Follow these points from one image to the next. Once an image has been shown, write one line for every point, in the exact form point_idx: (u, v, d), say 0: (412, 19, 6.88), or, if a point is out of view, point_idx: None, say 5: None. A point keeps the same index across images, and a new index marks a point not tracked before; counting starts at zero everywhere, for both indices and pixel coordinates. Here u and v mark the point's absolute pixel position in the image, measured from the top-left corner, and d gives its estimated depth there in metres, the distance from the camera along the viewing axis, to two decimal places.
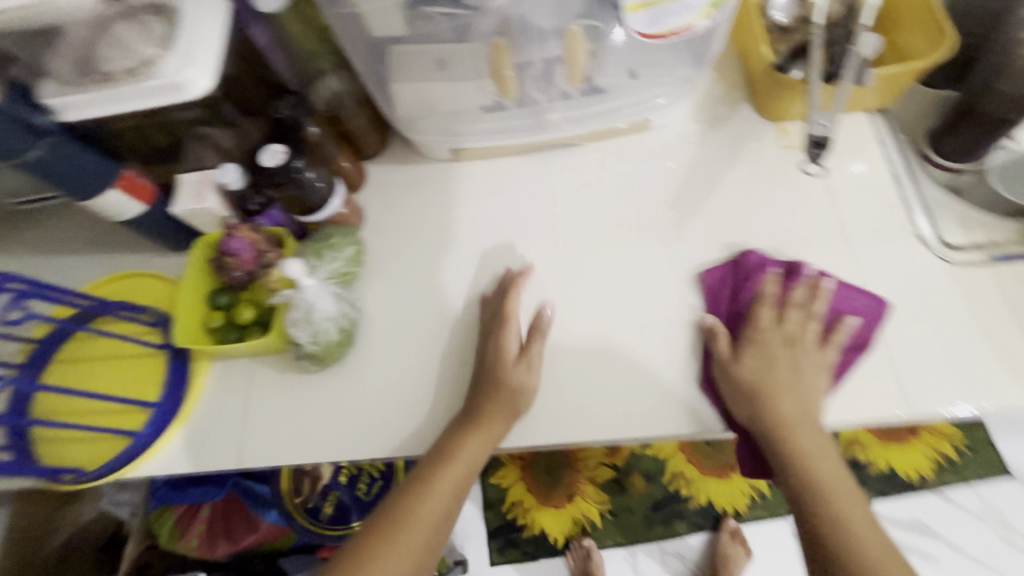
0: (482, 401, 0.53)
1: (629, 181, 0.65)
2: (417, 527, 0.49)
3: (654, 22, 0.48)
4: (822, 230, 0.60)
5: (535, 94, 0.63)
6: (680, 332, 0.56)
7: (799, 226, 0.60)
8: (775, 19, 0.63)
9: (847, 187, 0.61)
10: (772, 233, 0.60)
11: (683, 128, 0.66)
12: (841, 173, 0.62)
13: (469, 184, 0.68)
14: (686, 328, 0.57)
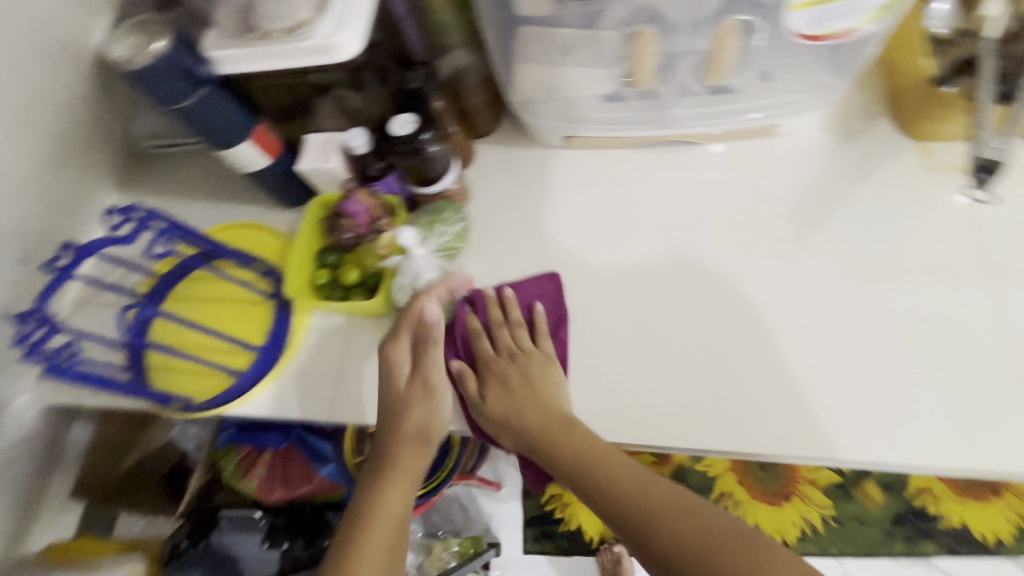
0: (383, 439, 0.54)
1: (744, 187, 0.62)
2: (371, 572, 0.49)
3: (818, 23, 0.46)
4: (954, 263, 0.56)
5: (660, 88, 0.61)
6: (785, 350, 0.55)
7: (928, 256, 0.56)
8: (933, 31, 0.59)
9: (991, 221, 0.57)
10: (897, 260, 0.56)
11: (811, 138, 0.62)
12: (985, 205, 0.57)
13: (575, 173, 0.67)
14: (793, 347, 0.55)
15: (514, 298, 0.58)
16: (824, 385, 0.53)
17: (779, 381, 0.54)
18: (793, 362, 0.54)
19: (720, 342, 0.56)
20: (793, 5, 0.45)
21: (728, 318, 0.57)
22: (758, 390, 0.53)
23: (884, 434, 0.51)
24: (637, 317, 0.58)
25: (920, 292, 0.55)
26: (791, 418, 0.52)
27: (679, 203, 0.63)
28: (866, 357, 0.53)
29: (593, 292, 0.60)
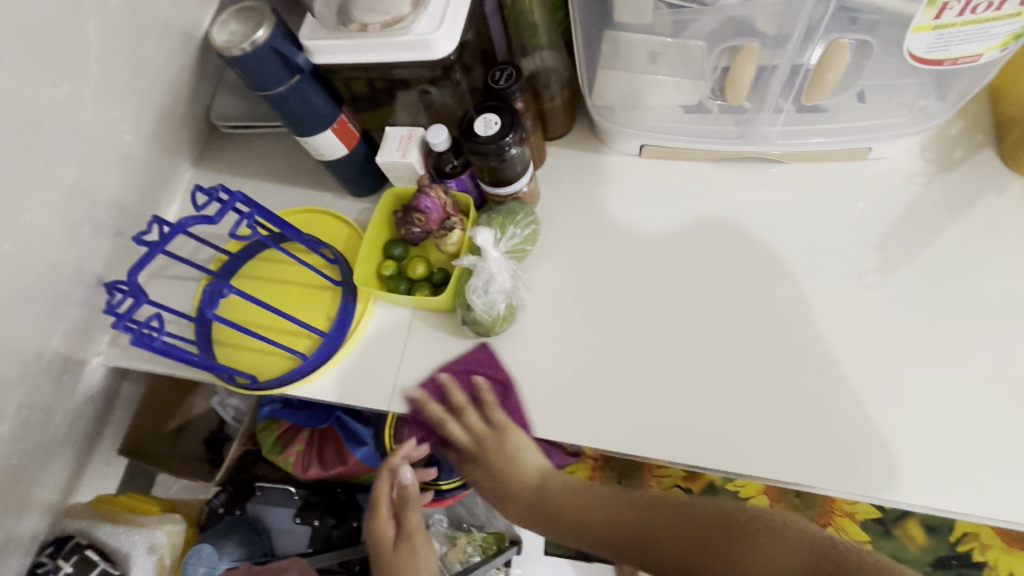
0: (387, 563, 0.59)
1: (826, 211, 0.60)
2: None
3: (937, 46, 0.44)
4: None
5: (749, 102, 0.59)
6: (859, 384, 0.53)
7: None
8: None
9: None
10: (989, 301, 0.53)
11: (903, 165, 0.60)
12: None
13: (647, 182, 0.66)
14: (869, 382, 0.53)
15: (450, 382, 0.59)
16: (899, 427, 0.51)
17: (850, 416, 0.52)
18: (868, 398, 0.52)
19: (789, 370, 0.54)
20: (917, 27, 0.43)
21: (802, 346, 0.55)
22: (826, 424, 0.52)
23: (949, 479, 0.49)
24: (702, 337, 0.57)
25: (1009, 338, 0.52)
26: (857, 454, 0.51)
27: (755, 222, 0.61)
28: (946, 399, 0.51)
29: (659, 308, 0.59)
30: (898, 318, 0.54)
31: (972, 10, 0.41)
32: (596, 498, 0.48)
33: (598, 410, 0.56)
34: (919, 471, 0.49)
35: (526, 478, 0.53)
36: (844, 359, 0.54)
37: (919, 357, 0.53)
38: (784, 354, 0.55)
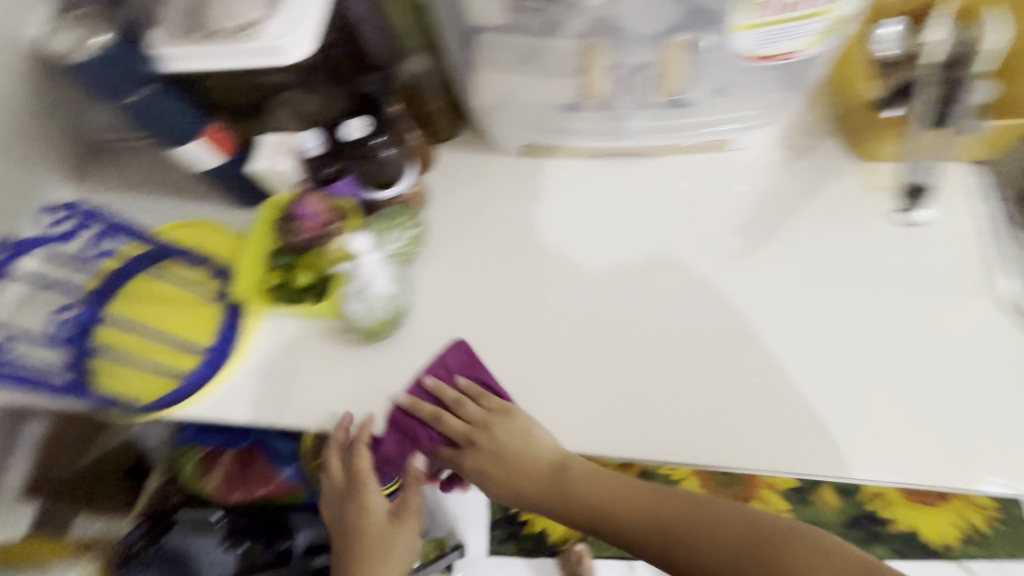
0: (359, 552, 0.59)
1: (698, 200, 0.63)
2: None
3: (764, 44, 0.47)
4: (890, 279, 0.57)
5: (618, 100, 0.61)
6: (729, 359, 0.56)
7: (868, 273, 0.58)
8: (884, 53, 0.60)
9: (928, 237, 0.58)
10: (838, 275, 0.58)
11: (765, 153, 0.64)
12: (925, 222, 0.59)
13: (535, 181, 0.68)
14: (735, 358, 0.56)
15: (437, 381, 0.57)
16: (764, 399, 0.54)
17: (721, 393, 0.55)
18: (735, 374, 0.55)
19: (667, 354, 0.57)
20: (743, 25, 0.46)
21: (676, 328, 0.58)
22: (700, 401, 0.55)
23: (805, 444, 0.52)
24: (586, 327, 0.59)
25: (858, 309, 0.56)
26: (725, 426, 0.54)
27: (635, 214, 0.64)
28: (801, 370, 0.55)
29: (546, 301, 0.61)
30: (764, 296, 0.58)
31: (788, 10, 0.44)
32: (627, 487, 0.51)
33: (487, 408, 0.57)
34: (779, 438, 0.53)
35: (543, 457, 0.53)
36: (715, 339, 0.57)
37: (781, 332, 0.56)
38: (659, 338, 0.58)
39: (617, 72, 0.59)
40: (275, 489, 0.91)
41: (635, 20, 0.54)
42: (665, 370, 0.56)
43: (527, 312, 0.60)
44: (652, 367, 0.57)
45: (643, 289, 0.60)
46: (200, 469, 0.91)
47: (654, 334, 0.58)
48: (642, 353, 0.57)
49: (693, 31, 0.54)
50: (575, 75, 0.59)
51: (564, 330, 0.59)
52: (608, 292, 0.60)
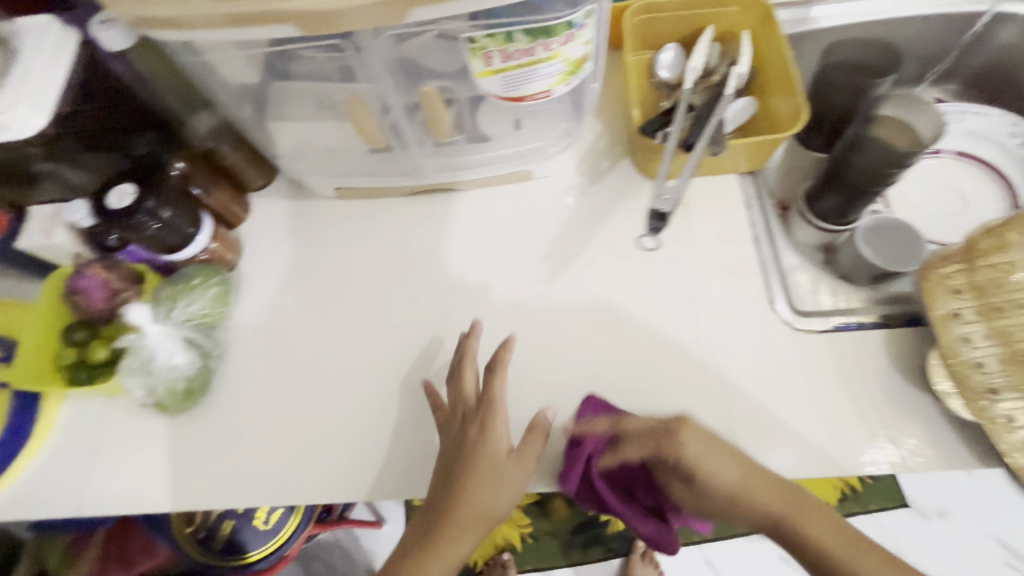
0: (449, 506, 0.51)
1: (507, 230, 0.66)
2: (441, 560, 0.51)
3: (508, 87, 0.49)
4: (678, 287, 0.61)
5: (405, 139, 0.60)
6: (531, 380, 0.58)
7: (659, 283, 0.61)
8: (661, 76, 0.68)
9: (712, 242, 0.62)
10: (633, 289, 0.61)
11: (566, 179, 0.67)
12: (707, 229, 0.63)
13: (352, 223, 0.68)
14: (541, 381, 0.58)
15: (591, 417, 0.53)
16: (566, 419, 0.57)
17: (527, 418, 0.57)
18: (539, 396, 0.58)
19: (478, 386, 0.58)
20: (484, 71, 0.47)
21: (487, 358, 0.60)
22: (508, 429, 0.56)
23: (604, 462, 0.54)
24: (405, 368, 0.60)
25: (649, 321, 0.59)
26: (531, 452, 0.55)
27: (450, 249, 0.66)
28: (600, 387, 0.57)
29: (364, 346, 0.62)
30: (570, 317, 0.61)
31: (520, 56, 0.46)
32: (716, 468, 0.49)
33: (304, 464, 0.57)
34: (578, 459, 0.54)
35: (726, 480, 0.49)
36: (524, 366, 0.59)
37: (582, 350, 0.59)
38: (471, 371, 0.59)
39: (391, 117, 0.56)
40: (160, 560, 0.86)
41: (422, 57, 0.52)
42: None
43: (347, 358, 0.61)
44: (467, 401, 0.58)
45: (463, 321, 0.62)
46: (69, 554, 0.81)
47: (465, 368, 0.59)
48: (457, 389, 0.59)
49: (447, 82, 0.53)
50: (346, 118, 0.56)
51: (384, 372, 0.61)
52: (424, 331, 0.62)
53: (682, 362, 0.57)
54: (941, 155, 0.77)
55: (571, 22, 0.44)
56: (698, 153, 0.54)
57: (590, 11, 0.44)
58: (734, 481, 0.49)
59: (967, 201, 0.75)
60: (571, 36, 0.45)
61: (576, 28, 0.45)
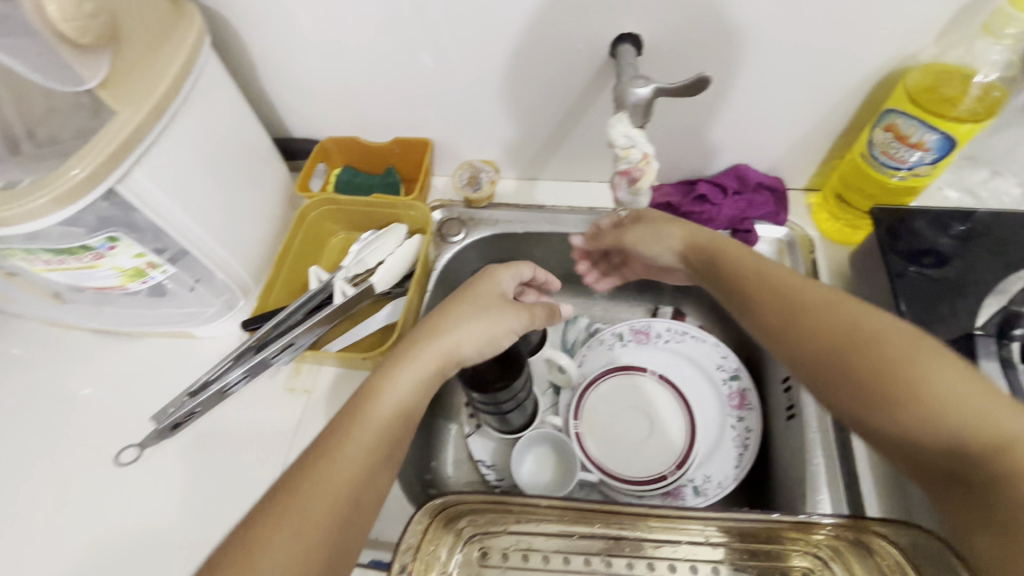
0: (435, 328, 0.50)
1: (162, 381, 0.70)
2: (369, 428, 0.44)
3: (73, 278, 0.54)
4: (259, 474, 0.62)
5: (51, 301, 0.65)
6: (92, 538, 0.61)
7: (249, 466, 0.62)
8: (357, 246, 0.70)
9: (312, 430, 0.63)
10: (225, 466, 0.62)
11: (230, 344, 0.70)
12: (315, 413, 0.64)
13: (48, 349, 0.74)
14: (103, 538, 0.60)
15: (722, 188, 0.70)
16: None
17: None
18: (87, 556, 0.60)
19: (48, 531, 0.61)
20: (37, 268, 0.53)
21: (75, 503, 0.63)
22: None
23: None
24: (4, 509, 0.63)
25: (222, 501, 0.61)
26: None
27: (106, 391, 0.70)
28: (139, 561, 0.59)
29: None
30: (164, 485, 0.63)
31: (60, 264, 0.52)
32: (793, 286, 0.46)
33: None
34: None
35: (778, 286, 0.47)
36: (103, 530, 0.61)
37: (151, 519, 0.61)
38: (57, 526, 0.62)
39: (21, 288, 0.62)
40: None
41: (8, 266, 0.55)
42: (36, 547, 0.61)
43: None
44: (34, 562, 0.60)
45: (78, 461, 0.66)
46: None
47: (53, 509, 0.63)
48: (33, 546, 0.61)
49: (34, 278, 0.57)
50: None
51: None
52: (41, 462, 0.66)
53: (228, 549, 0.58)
54: (645, 374, 0.74)
55: (88, 246, 0.49)
56: (258, 363, 0.61)
57: (113, 238, 0.50)
58: (783, 281, 0.47)
59: (654, 424, 0.72)
60: (100, 254, 0.51)
61: (100, 249, 0.50)
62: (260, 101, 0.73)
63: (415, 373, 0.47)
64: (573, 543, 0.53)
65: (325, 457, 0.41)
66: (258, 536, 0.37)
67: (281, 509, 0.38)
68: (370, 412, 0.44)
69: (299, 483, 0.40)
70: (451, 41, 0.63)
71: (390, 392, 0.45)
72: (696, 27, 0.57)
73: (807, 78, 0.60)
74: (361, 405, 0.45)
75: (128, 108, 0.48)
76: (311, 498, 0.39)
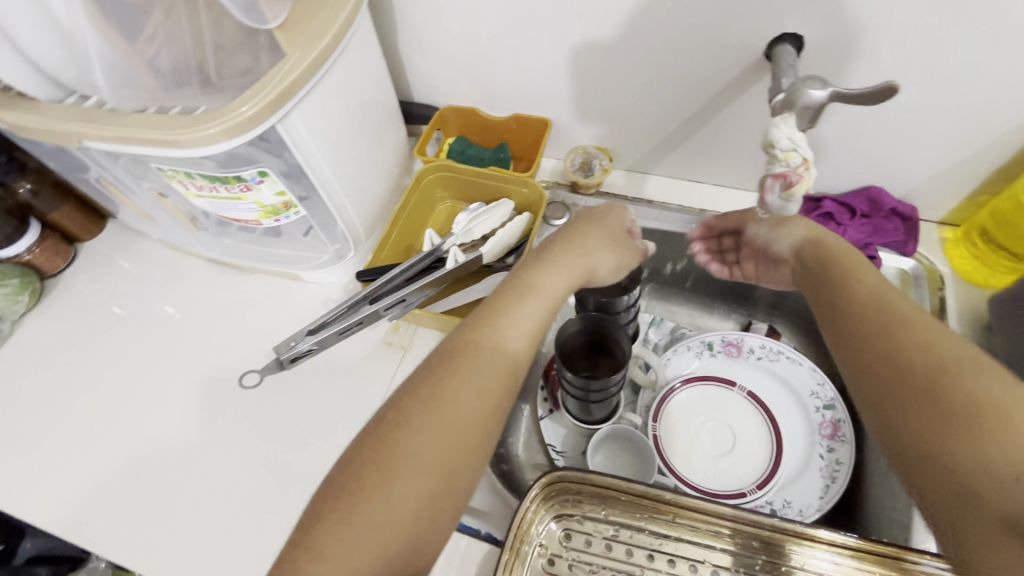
0: (534, 271, 0.51)
1: (264, 318, 0.73)
2: (461, 382, 0.43)
3: (216, 207, 0.58)
4: (350, 421, 0.64)
5: (181, 225, 0.69)
6: (192, 452, 0.65)
7: (339, 411, 0.64)
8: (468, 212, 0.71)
9: None
10: (318, 407, 0.65)
11: (333, 292, 0.73)
12: (409, 373, 0.66)
13: (165, 270, 0.79)
14: (201, 455, 0.64)
15: (848, 210, 0.67)
16: (189, 499, 0.62)
17: (165, 483, 0.63)
18: (186, 468, 0.64)
19: (154, 438, 0.66)
20: (189, 193, 0.56)
21: (180, 417, 0.67)
22: (148, 483, 0.63)
23: (189, 546, 0.59)
24: (118, 412, 0.68)
25: (312, 440, 0.63)
26: (146, 510, 0.62)
27: (215, 317, 0.74)
28: (232, 483, 0.62)
29: (101, 372, 0.72)
30: (260, 414, 0.66)
31: (210, 191, 0.55)
32: (880, 307, 0.46)
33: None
34: (176, 531, 0.60)
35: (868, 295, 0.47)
36: (203, 446, 0.65)
37: (245, 447, 0.64)
38: (165, 436, 0.66)
39: (154, 208, 0.67)
40: None
41: (159, 184, 0.59)
42: (142, 451, 0.66)
43: (82, 376, 0.72)
44: (142, 466, 0.65)
45: (182, 379, 0.70)
46: None
47: (160, 419, 0.67)
48: (142, 451, 0.66)
49: (177, 199, 0.61)
50: (118, 197, 0.67)
51: (102, 398, 0.70)
52: (151, 375, 0.71)
53: (315, 489, 0.61)
54: (732, 389, 0.73)
55: (240, 177, 0.52)
56: (365, 313, 0.62)
57: (263, 172, 0.52)
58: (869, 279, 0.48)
59: (738, 440, 0.70)
60: (248, 187, 0.53)
61: (250, 182, 0.53)
62: (391, 61, 0.75)
63: (517, 317, 0.47)
64: (664, 543, 0.54)
65: (420, 414, 0.42)
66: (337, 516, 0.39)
67: (356, 491, 0.39)
68: (422, 418, 0.42)
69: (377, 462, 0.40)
70: (595, 26, 0.62)
71: (478, 338, 0.46)
72: (869, 32, 0.53)
73: (979, 102, 0.55)
74: (445, 371, 0.44)
75: (297, 52, 0.50)
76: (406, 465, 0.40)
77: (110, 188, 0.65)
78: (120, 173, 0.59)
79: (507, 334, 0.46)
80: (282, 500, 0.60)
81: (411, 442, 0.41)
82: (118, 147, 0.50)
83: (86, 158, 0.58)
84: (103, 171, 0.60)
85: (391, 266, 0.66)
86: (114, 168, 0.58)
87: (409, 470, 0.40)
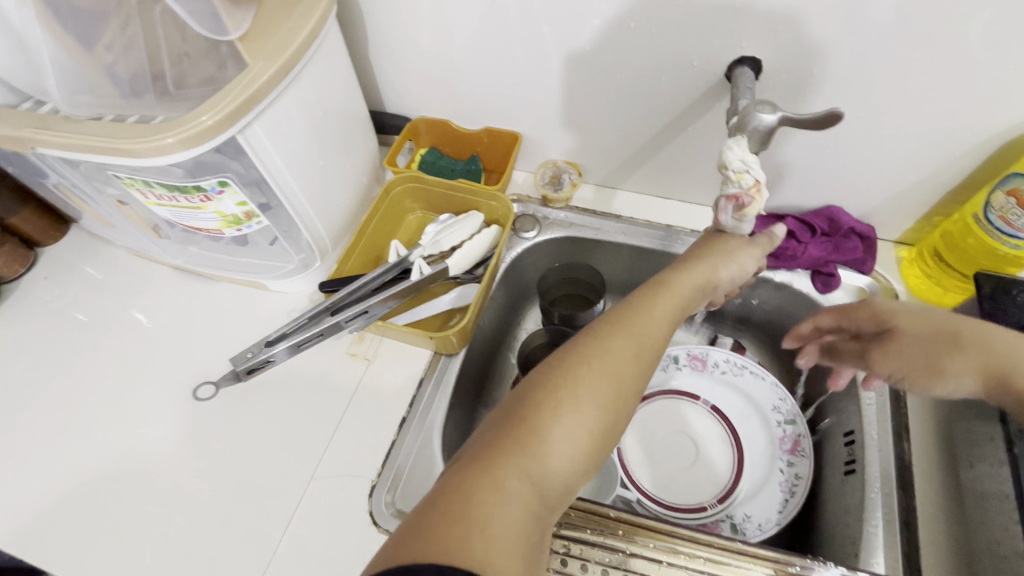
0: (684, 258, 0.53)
1: (229, 327, 0.72)
2: (636, 339, 0.44)
3: (177, 215, 0.57)
4: (312, 433, 0.63)
5: (143, 232, 0.68)
6: (149, 463, 0.64)
7: (301, 423, 0.64)
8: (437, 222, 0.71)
9: (368, 401, 0.64)
10: (279, 419, 0.64)
11: (299, 302, 0.73)
12: (373, 385, 0.65)
13: (130, 277, 0.78)
14: (157, 466, 0.63)
15: (810, 227, 0.68)
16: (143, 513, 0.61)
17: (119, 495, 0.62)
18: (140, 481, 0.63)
19: (109, 448, 0.65)
20: (148, 201, 0.56)
21: (137, 428, 0.66)
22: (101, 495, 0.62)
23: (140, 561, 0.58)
24: (74, 422, 0.67)
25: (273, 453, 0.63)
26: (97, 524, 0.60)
27: (178, 325, 0.73)
28: (187, 496, 0.61)
29: (58, 379, 0.70)
30: (221, 425, 0.65)
31: (170, 200, 0.54)
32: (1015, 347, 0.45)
33: None
34: (128, 545, 0.59)
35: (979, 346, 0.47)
36: (159, 458, 0.64)
37: (203, 457, 0.63)
38: (121, 446, 0.65)
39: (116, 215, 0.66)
40: None
41: (118, 191, 0.58)
42: (96, 461, 0.64)
43: (38, 383, 0.70)
44: (96, 477, 0.63)
45: (142, 388, 0.69)
46: None
47: (117, 430, 0.66)
48: (96, 462, 0.64)
49: (137, 207, 0.61)
50: (78, 202, 0.66)
51: (58, 406, 0.68)
52: (110, 384, 0.70)
53: (273, 502, 0.60)
54: (696, 403, 0.74)
55: (200, 187, 0.52)
56: (328, 324, 0.62)
57: (223, 182, 0.52)
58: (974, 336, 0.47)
59: (700, 454, 0.71)
60: (209, 197, 0.53)
61: (210, 192, 0.52)
62: (363, 71, 0.75)
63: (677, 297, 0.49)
64: (615, 557, 0.53)
65: (599, 355, 0.42)
66: (531, 430, 0.38)
67: (555, 408, 0.39)
68: (602, 359, 0.42)
69: (570, 382, 0.40)
70: (563, 42, 0.63)
71: (653, 311, 0.47)
72: (823, 57, 0.55)
73: (927, 127, 0.57)
74: (622, 326, 0.45)
75: (260, 62, 0.50)
76: (593, 393, 0.40)
77: (69, 194, 0.64)
78: (78, 180, 0.58)
79: (662, 308, 0.48)
80: (238, 513, 0.60)
81: (596, 374, 0.41)
82: (72, 155, 0.49)
83: (42, 163, 0.57)
84: (61, 176, 0.59)
85: (357, 277, 0.66)
86: (72, 175, 0.58)
87: (592, 403, 0.40)
